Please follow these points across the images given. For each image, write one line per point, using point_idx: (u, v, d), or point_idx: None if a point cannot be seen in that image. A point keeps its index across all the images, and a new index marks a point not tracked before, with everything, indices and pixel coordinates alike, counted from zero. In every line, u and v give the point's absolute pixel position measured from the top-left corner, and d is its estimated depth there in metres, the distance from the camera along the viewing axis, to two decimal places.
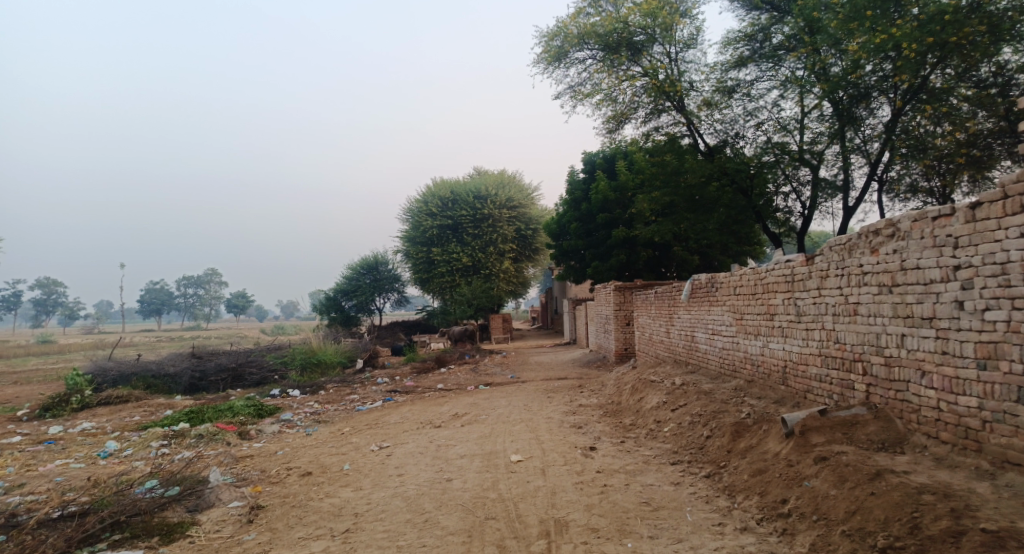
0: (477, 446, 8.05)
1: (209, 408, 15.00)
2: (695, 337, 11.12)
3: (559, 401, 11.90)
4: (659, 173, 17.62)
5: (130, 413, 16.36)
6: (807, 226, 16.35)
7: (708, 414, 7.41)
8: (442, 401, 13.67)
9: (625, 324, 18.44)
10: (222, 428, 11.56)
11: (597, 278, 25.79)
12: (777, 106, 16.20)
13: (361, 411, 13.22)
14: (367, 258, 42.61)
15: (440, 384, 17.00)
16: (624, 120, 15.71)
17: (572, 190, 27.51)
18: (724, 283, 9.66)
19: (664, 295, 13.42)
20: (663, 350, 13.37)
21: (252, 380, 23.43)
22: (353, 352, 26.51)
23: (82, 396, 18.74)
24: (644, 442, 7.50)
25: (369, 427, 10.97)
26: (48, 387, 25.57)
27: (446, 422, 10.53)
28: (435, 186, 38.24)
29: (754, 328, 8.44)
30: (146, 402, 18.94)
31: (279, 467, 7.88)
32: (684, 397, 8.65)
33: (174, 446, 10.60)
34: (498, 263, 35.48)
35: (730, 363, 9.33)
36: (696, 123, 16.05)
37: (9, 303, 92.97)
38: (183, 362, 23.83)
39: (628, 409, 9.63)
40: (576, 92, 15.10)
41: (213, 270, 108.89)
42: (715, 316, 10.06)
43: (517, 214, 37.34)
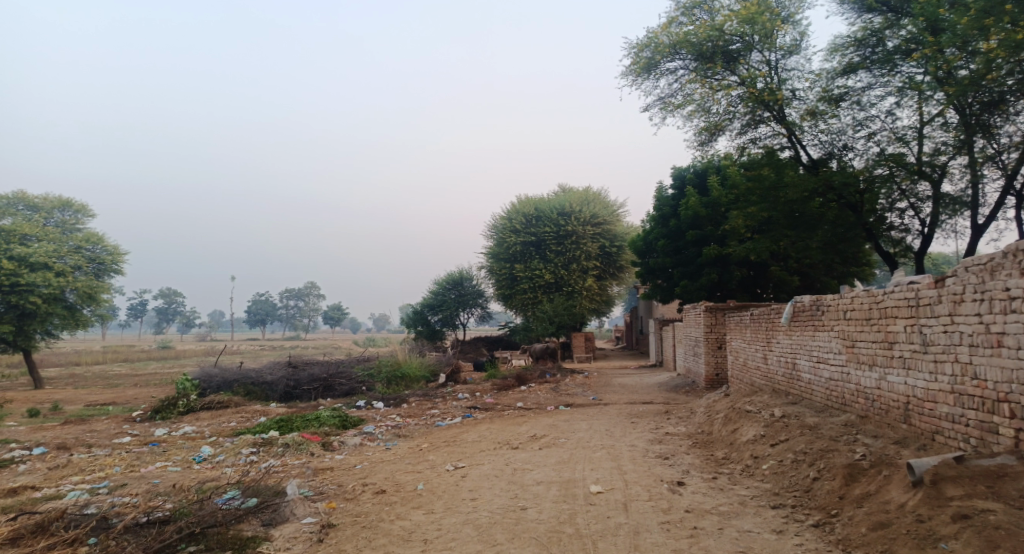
0: (555, 472, 7.64)
1: (297, 417, 15.40)
2: (796, 365, 10.22)
3: (644, 427, 11.27)
4: (757, 188, 16.57)
5: (228, 419, 17.12)
6: (927, 246, 14.86)
7: (815, 453, 6.64)
8: (521, 420, 13.33)
9: (717, 347, 17.44)
10: (306, 438, 11.74)
11: (686, 298, 24.74)
12: (891, 115, 14.90)
13: (440, 427, 13.11)
14: (453, 274, 43.25)
15: (520, 402, 16.69)
16: (717, 132, 14.93)
17: (660, 206, 26.65)
18: (831, 307, 8.79)
19: (761, 318, 12.48)
20: (759, 377, 12.44)
21: (341, 391, 24.09)
22: (437, 366, 26.75)
23: (186, 400, 19.85)
24: (739, 480, 6.82)
25: (447, 445, 10.80)
26: (160, 390, 27.43)
27: (524, 443, 10.18)
28: (521, 203, 38.32)
29: (869, 357, 7.56)
30: (243, 408, 19.80)
31: (355, 482, 7.79)
32: (786, 431, 7.86)
33: (262, 454, 10.84)
34: (582, 280, 34.95)
35: (839, 395, 8.44)
36: (798, 135, 15.03)
37: (135, 310, 101.93)
38: (279, 371, 24.87)
39: (721, 441, 8.90)
40: (667, 103, 14.50)
41: (312, 283, 114.71)
42: (821, 342, 9.17)
43: (603, 230, 36.70)
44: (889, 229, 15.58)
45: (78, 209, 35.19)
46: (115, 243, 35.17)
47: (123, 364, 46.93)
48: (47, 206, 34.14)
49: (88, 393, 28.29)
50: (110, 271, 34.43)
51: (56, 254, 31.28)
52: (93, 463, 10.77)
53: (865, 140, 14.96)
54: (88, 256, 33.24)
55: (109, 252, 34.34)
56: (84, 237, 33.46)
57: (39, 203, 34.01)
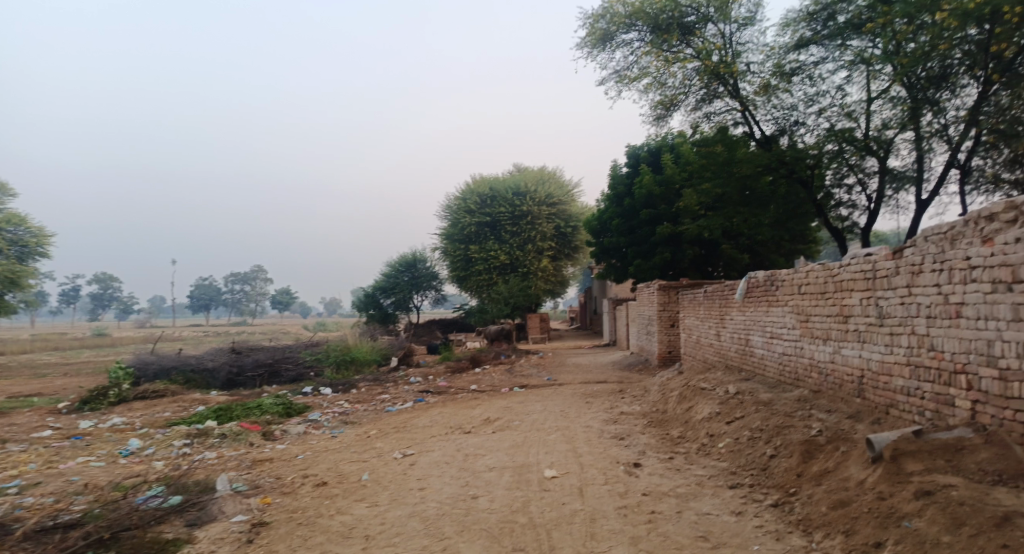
0: (508, 457, 7.33)
1: (239, 405, 14.67)
2: (750, 340, 10.17)
3: (599, 407, 11.09)
4: (711, 164, 16.51)
5: (164, 409, 16.21)
6: (872, 222, 15.12)
7: (771, 429, 6.53)
8: (475, 403, 13.01)
9: (670, 325, 17.47)
10: (246, 427, 11.11)
11: (640, 277, 24.79)
12: (841, 90, 15.04)
13: (390, 412, 12.66)
14: (405, 256, 42.42)
15: (474, 385, 16.34)
16: (672, 106, 14.76)
17: (614, 185, 26.52)
18: (786, 282, 8.72)
19: (715, 295, 12.42)
20: (712, 354, 12.42)
21: (289, 376, 23.28)
22: (389, 350, 26.14)
23: (120, 389, 18.75)
24: (696, 459, 6.65)
25: (396, 431, 10.37)
26: (94, 379, 25.99)
27: (476, 427, 9.83)
28: (474, 183, 37.73)
29: (823, 332, 7.51)
30: (182, 397, 18.85)
31: (295, 474, 7.29)
32: (741, 407, 7.76)
33: (197, 446, 10.18)
34: (536, 261, 34.75)
35: (793, 370, 8.40)
36: (751, 110, 15.03)
37: (69, 297, 97.13)
38: (222, 357, 23.84)
39: (676, 419, 8.77)
40: (622, 75, 14.23)
41: (260, 267, 111.53)
42: (775, 317, 9.11)
43: (558, 211, 36.50)
44: (837, 205, 15.79)
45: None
46: (39, 226, 33.14)
47: (55, 353, 44.48)
48: None
49: (14, 385, 26.55)
50: (33, 255, 32.48)
51: None
52: (7, 460, 9.90)
53: (816, 116, 15.05)
54: (10, 238, 31.25)
55: (33, 234, 32.46)
56: (5, 218, 31.42)
57: None
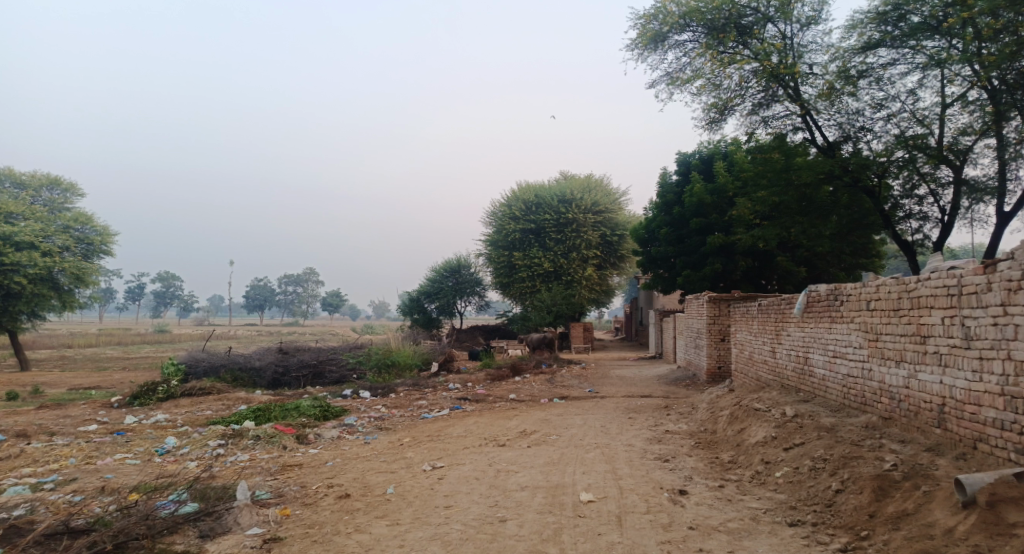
0: (542, 475, 6.84)
1: (277, 406, 14.61)
2: (810, 359, 9.42)
3: (643, 423, 10.48)
4: (767, 171, 15.62)
5: (207, 406, 16.34)
6: (946, 235, 14.00)
7: (836, 458, 5.86)
8: (512, 414, 12.56)
9: (720, 339, 16.67)
10: (280, 430, 10.92)
11: (688, 288, 23.93)
12: (912, 94, 14.03)
13: (426, 420, 12.33)
14: (450, 261, 42.42)
15: (513, 394, 15.89)
16: (727, 109, 14.01)
17: (663, 193, 25.72)
18: (852, 296, 7.99)
19: (770, 309, 11.64)
20: (766, 372, 11.65)
21: (331, 378, 23.35)
22: (431, 355, 25.96)
23: (168, 385, 19.06)
24: (749, 489, 6.03)
25: (430, 440, 10.02)
26: (147, 374, 26.69)
27: (512, 440, 9.38)
28: (520, 189, 37.44)
29: (896, 353, 6.78)
30: (227, 395, 19.04)
31: (320, 483, 7.00)
32: (801, 432, 7.07)
33: (231, 446, 10.05)
34: (582, 269, 34.15)
35: (859, 393, 7.66)
36: (812, 115, 14.15)
37: (133, 293, 101.50)
38: (268, 357, 24.12)
39: (726, 442, 8.13)
40: (675, 76, 13.57)
41: (312, 270, 114.20)
42: (838, 334, 8.37)
43: (605, 218, 35.81)
44: (906, 216, 14.71)
45: (67, 188, 34.40)
46: (104, 225, 34.25)
47: (117, 347, 46.25)
48: (35, 184, 33.31)
49: (75, 377, 27.56)
50: (98, 253, 33.56)
51: (44, 234, 30.53)
52: (49, 453, 9.98)
53: (884, 122, 14.06)
54: (76, 236, 32.47)
55: (98, 232, 33.56)
56: (73, 216, 32.63)
57: (27, 180, 33.26)
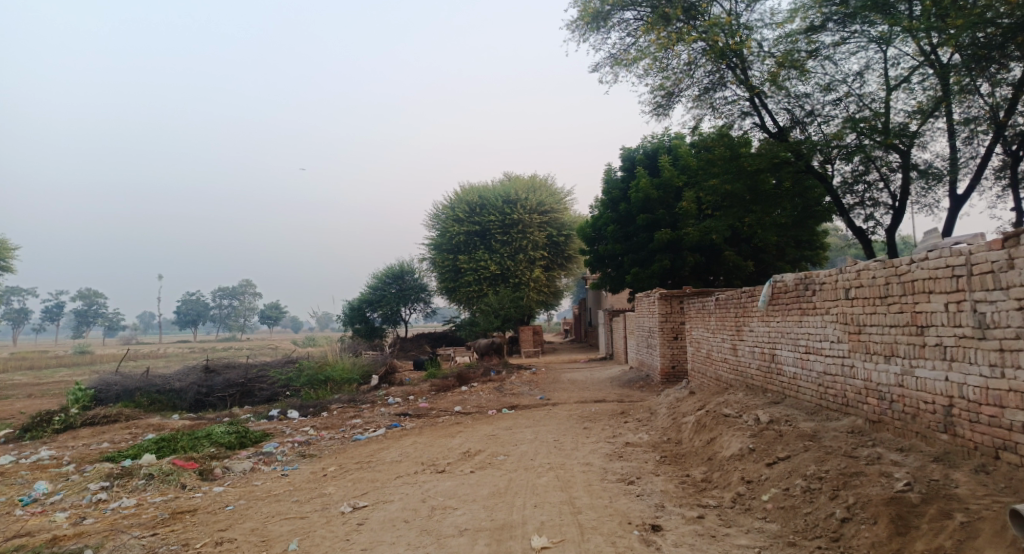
0: (484, 513, 5.66)
1: (188, 434, 12.84)
2: (778, 356, 8.56)
3: (600, 435, 9.43)
4: (717, 160, 14.91)
5: (110, 437, 14.41)
6: (898, 221, 13.55)
7: (833, 475, 4.90)
8: (456, 429, 11.31)
9: (673, 337, 15.89)
10: (181, 465, 9.31)
11: (637, 286, 23.23)
12: (859, 76, 13.58)
13: (358, 442, 10.93)
14: (392, 267, 40.74)
15: (458, 406, 14.63)
16: (674, 93, 13.23)
17: (608, 189, 24.88)
18: (826, 285, 7.15)
19: (728, 304, 10.82)
20: (727, 372, 10.82)
21: (262, 396, 21.48)
22: (371, 366, 24.38)
23: (67, 415, 16.88)
24: (733, 519, 5.01)
25: (358, 469, 8.65)
26: (52, 401, 24.04)
27: (453, 464, 8.15)
28: (462, 191, 36.17)
29: (885, 347, 5.91)
30: (137, 422, 17.01)
31: (207, 540, 5.60)
32: (782, 443, 6.12)
33: (117, 489, 8.40)
34: (528, 272, 33.17)
35: (839, 391, 6.84)
36: (761, 99, 13.45)
37: (51, 313, 94.91)
38: (190, 376, 22.05)
39: (696, 456, 7.14)
40: (619, 58, 12.69)
41: (248, 282, 109.73)
42: (811, 328, 7.54)
43: (549, 218, 34.93)
44: (856, 202, 14.24)
45: None
46: (1, 237, 31.17)
47: (29, 372, 42.37)
48: None
49: None
50: None
51: None
52: None
53: (833, 104, 13.51)
54: None
55: None
56: None
57: None
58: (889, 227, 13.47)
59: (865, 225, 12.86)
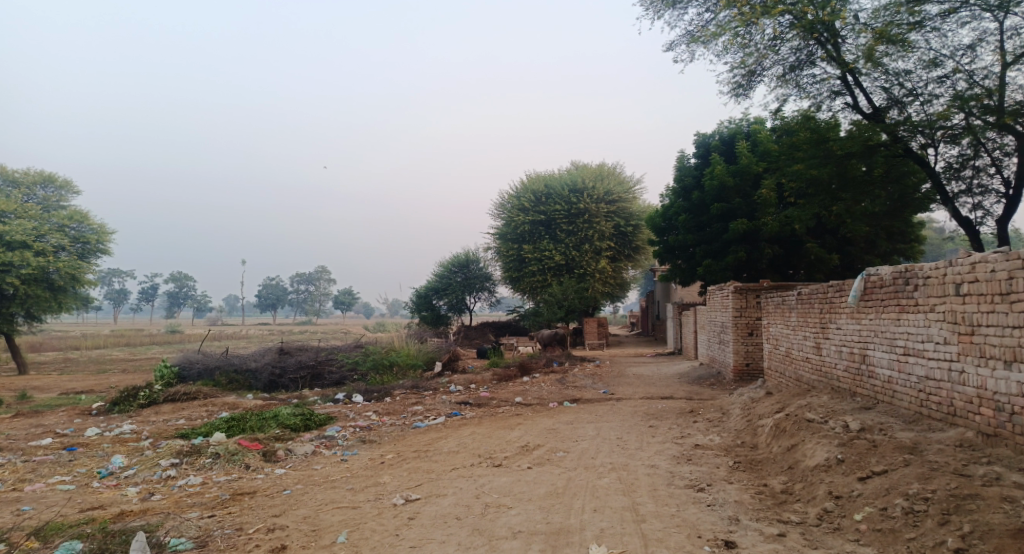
0: (540, 515, 5.31)
1: (256, 414, 13.14)
2: (870, 358, 7.77)
3: (666, 435, 8.90)
4: (802, 144, 13.88)
5: (187, 414, 15.00)
6: (1011, 211, 12.19)
7: (942, 496, 4.26)
8: (516, 421, 11.03)
9: (747, 333, 15.04)
10: (246, 445, 9.44)
11: (709, 279, 22.24)
12: (969, 49, 12.26)
13: (417, 430, 10.83)
14: (459, 256, 40.96)
15: (519, 397, 14.35)
16: (756, 72, 12.36)
17: (681, 177, 23.87)
18: (931, 279, 6.37)
19: (812, 299, 9.99)
20: (809, 372, 10.02)
21: (331, 379, 21.97)
22: (436, 353, 24.52)
23: (150, 391, 17.75)
24: (820, 539, 4.46)
25: (415, 458, 8.49)
26: (141, 377, 25.51)
27: (510, 458, 7.86)
28: (529, 180, 35.84)
29: (1005, 351, 5.16)
30: (213, 400, 17.67)
31: (259, 526, 5.52)
32: (877, 455, 5.46)
33: (185, 466, 8.57)
34: (595, 262, 32.53)
35: (943, 399, 6.08)
36: (855, 76, 12.34)
37: (146, 293, 101.59)
38: (264, 357, 22.81)
39: (774, 464, 6.55)
40: (696, 34, 11.95)
41: (323, 268, 113.74)
42: (911, 326, 6.76)
43: (618, 208, 34.08)
44: (961, 190, 12.92)
45: (61, 186, 33.35)
46: (100, 223, 33.22)
47: (124, 349, 45.32)
48: (29, 182, 32.23)
49: (68, 381, 26.44)
50: (94, 252, 32.60)
51: (38, 233, 29.45)
52: None
53: (939, 81, 12.24)
54: (71, 235, 31.46)
55: (95, 231, 32.52)
56: (68, 215, 31.55)
57: (21, 178, 32.03)
58: (1000, 217, 12.14)
59: (972, 215, 11.62)
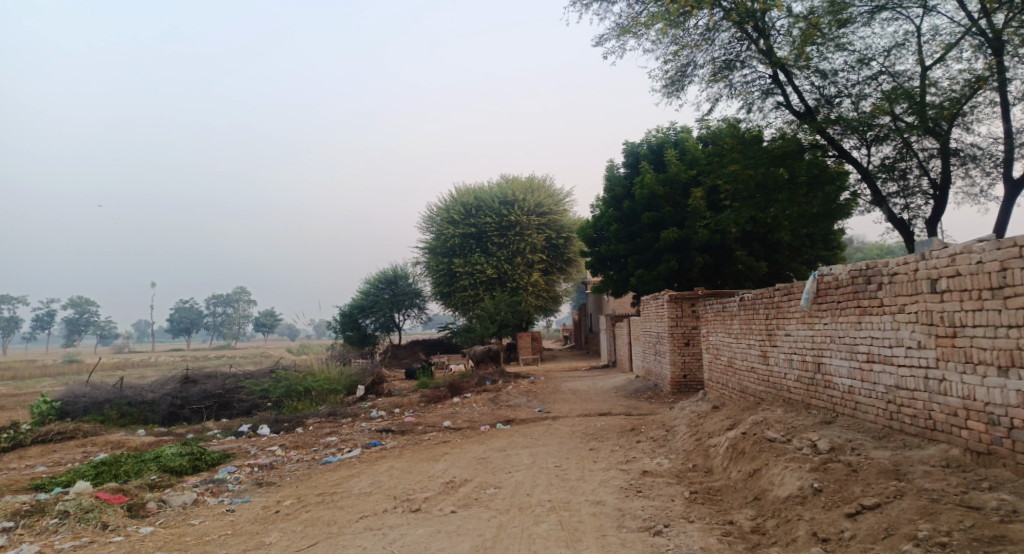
0: None
1: (137, 454, 11.24)
2: (827, 366, 7.06)
3: (610, 460, 7.92)
4: (736, 147, 13.46)
5: (58, 458, 12.87)
6: (939, 212, 12.08)
7: (961, 541, 3.46)
8: (442, 450, 9.79)
9: (684, 343, 14.42)
10: (109, 496, 7.78)
11: (641, 289, 21.76)
12: (893, 50, 12.19)
13: (328, 466, 9.41)
14: (385, 272, 39.27)
15: (447, 420, 13.08)
16: (689, 66, 11.77)
17: (610, 186, 23.33)
18: (898, 276, 5.69)
19: (756, 304, 9.33)
20: (756, 384, 9.32)
21: (240, 409, 19.89)
22: (360, 375, 22.86)
23: (18, 432, 15.31)
24: None
25: (317, 504, 7.10)
26: (17, 414, 22.48)
27: (432, 499, 6.65)
28: (457, 192, 34.76)
29: (997, 356, 4.48)
30: (97, 439, 15.43)
31: None
32: (860, 481, 4.65)
33: (20, 531, 6.82)
34: (526, 276, 31.72)
35: (919, 411, 5.39)
36: (787, 73, 11.94)
37: (42, 321, 93.19)
38: (165, 387, 20.50)
39: (736, 495, 5.65)
40: (628, 25, 11.27)
41: (242, 289, 108.16)
42: (874, 330, 6.08)
43: (548, 220, 33.47)
44: (891, 192, 12.76)
45: None
46: None
47: (10, 382, 40.69)
48: None
49: None
50: None
51: None
52: None
53: (866, 80, 12.02)
54: None
55: None
56: None
57: None
58: (929, 219, 11.99)
59: (905, 216, 11.38)
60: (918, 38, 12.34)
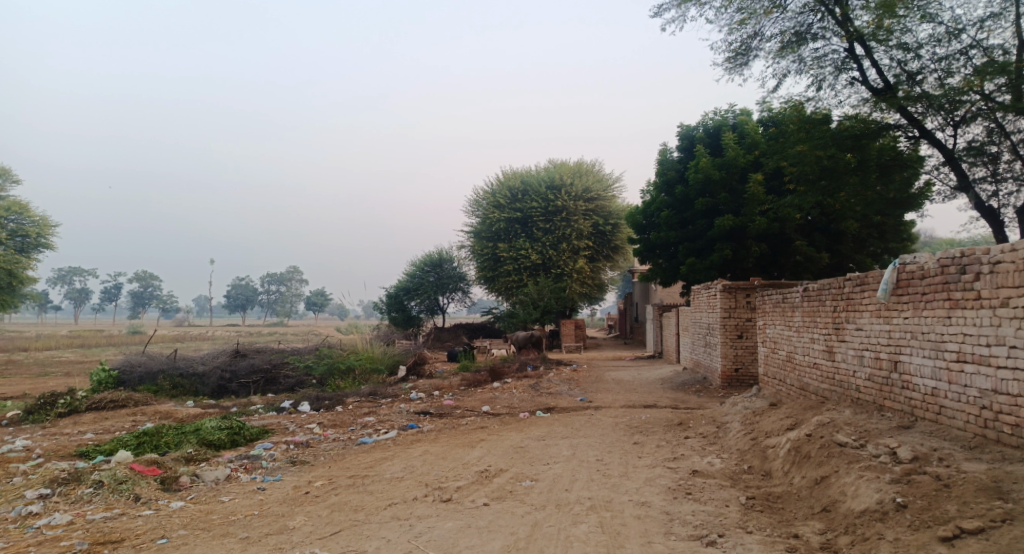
0: None
1: (178, 426, 11.30)
2: (905, 366, 6.34)
3: (655, 456, 7.40)
4: (803, 128, 12.54)
5: (107, 426, 13.13)
6: None
7: None
8: (479, 436, 9.44)
9: (737, 335, 13.66)
10: (144, 468, 7.71)
11: (692, 278, 20.89)
12: (987, 20, 11.03)
13: (362, 448, 9.19)
14: (431, 255, 39.25)
15: (486, 406, 12.74)
16: (756, 37, 10.92)
17: (663, 170, 22.40)
18: (1001, 265, 4.97)
19: (822, 294, 8.58)
20: (818, 382, 8.60)
21: (285, 385, 20.08)
22: (402, 356, 22.82)
23: (74, 398, 15.77)
24: None
25: (347, 488, 6.84)
26: (77, 382, 23.35)
27: (466, 489, 6.30)
28: (505, 176, 34.31)
29: None
30: (146, 409, 15.75)
31: None
32: (955, 498, 4.03)
33: (55, 499, 6.79)
34: (572, 262, 31.11)
35: (1023, 421, 4.71)
36: (865, 45, 10.96)
37: (108, 293, 97.74)
38: (214, 360, 20.87)
39: (800, 504, 5.08)
40: None
41: (295, 269, 110.87)
42: (967, 326, 5.36)
43: (596, 206, 32.69)
44: (977, 178, 11.63)
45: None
46: (41, 214, 30.95)
47: (76, 350, 42.64)
48: None
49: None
50: (35, 246, 30.32)
51: None
52: None
53: (956, 53, 10.89)
54: (10, 227, 29.10)
55: (36, 223, 30.24)
56: (5, 206, 29.23)
57: None
58: (1021, 208, 10.86)
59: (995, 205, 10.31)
60: (1016, 8, 11.13)
